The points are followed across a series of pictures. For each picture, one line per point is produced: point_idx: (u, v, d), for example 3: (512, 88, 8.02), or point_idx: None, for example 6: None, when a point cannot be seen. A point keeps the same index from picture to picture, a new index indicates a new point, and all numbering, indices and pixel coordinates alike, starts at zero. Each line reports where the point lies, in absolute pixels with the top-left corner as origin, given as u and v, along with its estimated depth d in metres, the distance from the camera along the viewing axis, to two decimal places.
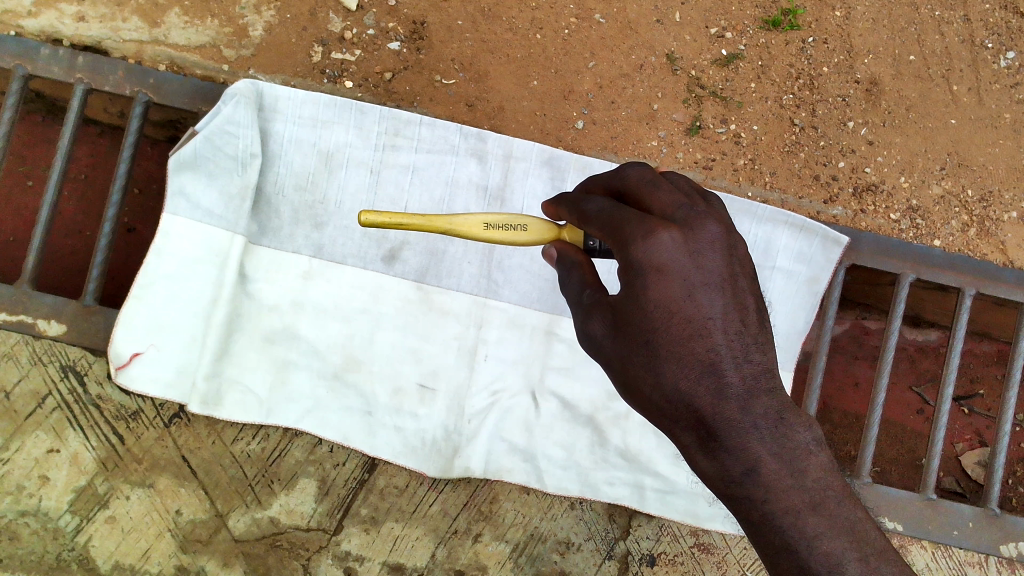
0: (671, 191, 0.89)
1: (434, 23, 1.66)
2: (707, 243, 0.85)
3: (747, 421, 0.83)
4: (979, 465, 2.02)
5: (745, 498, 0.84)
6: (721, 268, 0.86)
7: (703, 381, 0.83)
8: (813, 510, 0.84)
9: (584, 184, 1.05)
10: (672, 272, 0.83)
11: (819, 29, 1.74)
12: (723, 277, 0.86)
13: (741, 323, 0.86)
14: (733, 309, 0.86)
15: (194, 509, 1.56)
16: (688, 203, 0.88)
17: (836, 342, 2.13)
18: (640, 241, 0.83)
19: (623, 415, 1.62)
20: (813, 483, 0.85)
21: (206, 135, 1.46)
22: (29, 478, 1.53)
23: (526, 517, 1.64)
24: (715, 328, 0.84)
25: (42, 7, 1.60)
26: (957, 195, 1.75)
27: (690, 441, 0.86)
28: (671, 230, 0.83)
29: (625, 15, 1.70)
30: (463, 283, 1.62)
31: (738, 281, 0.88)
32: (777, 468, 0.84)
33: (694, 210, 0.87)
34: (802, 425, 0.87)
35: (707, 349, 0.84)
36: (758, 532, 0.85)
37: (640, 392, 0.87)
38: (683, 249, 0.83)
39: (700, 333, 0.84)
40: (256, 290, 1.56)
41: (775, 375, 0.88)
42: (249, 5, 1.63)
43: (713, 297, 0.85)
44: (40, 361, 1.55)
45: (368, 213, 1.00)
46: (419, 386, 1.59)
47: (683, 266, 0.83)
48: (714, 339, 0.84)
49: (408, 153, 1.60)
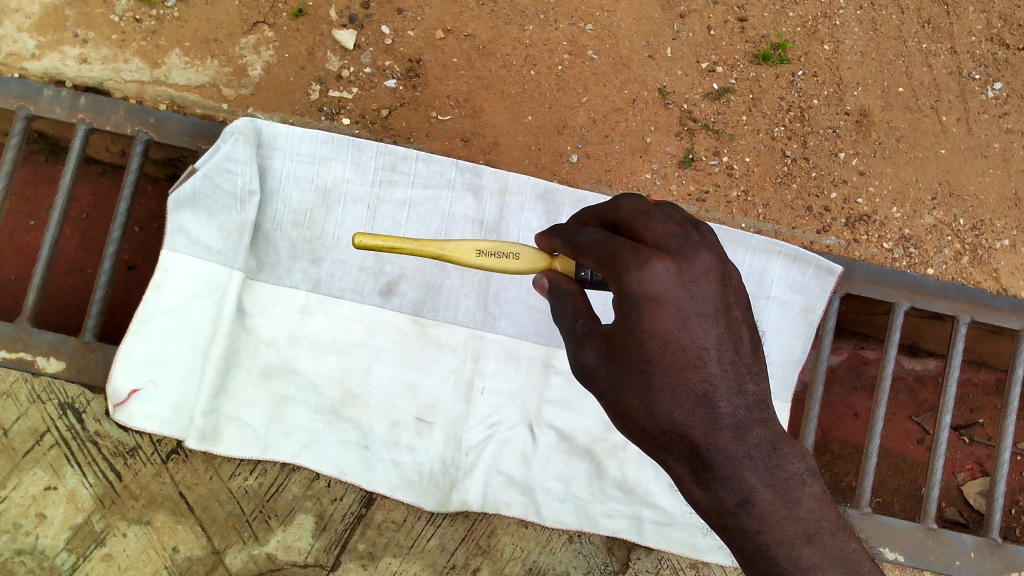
0: (665, 221, 0.90)
1: (429, 61, 1.69)
2: (701, 273, 0.86)
3: (740, 451, 0.84)
4: (981, 495, 2.01)
5: (738, 529, 0.84)
6: (714, 298, 0.87)
7: (697, 412, 0.84)
8: (807, 541, 0.83)
9: (578, 214, 1.06)
10: (666, 302, 0.84)
11: (808, 62, 1.77)
12: (717, 307, 0.87)
13: (735, 353, 0.87)
14: (726, 339, 0.87)
15: (191, 546, 1.56)
16: (682, 233, 0.89)
17: (834, 372, 2.13)
18: (635, 270, 0.84)
19: (620, 447, 1.62)
20: (807, 513, 0.85)
21: (205, 173, 1.48)
22: (26, 515, 1.53)
23: (525, 551, 1.63)
24: (709, 357, 0.85)
25: (46, 50, 1.64)
26: (950, 224, 1.76)
27: (684, 471, 0.86)
28: (665, 260, 0.84)
29: (617, 51, 1.73)
30: (460, 316, 1.63)
31: (731, 311, 0.89)
32: (771, 499, 0.84)
33: (688, 240, 0.88)
34: (797, 455, 0.87)
35: (701, 379, 0.84)
36: (752, 565, 0.84)
37: (634, 422, 0.87)
38: (677, 279, 0.84)
39: (695, 363, 0.84)
40: (253, 325, 1.57)
41: (770, 405, 0.88)
42: (248, 46, 1.66)
43: (707, 327, 0.86)
44: (38, 399, 1.56)
45: (363, 236, 1.01)
46: (417, 420, 1.59)
47: (677, 296, 0.84)
48: (708, 369, 0.85)
49: (405, 188, 1.62)
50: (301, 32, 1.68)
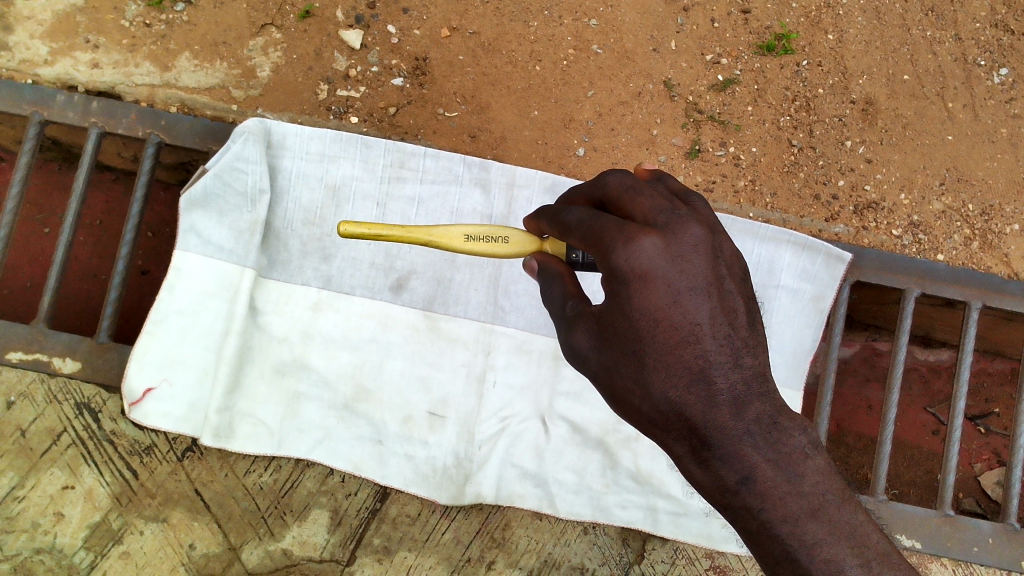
0: (652, 196, 0.90)
1: (435, 59, 1.71)
2: (690, 247, 0.86)
3: (739, 427, 0.82)
4: (1000, 485, 1.98)
5: (741, 508, 0.83)
6: (706, 272, 0.86)
7: (693, 389, 0.83)
8: (812, 516, 0.82)
9: (567, 193, 1.06)
10: (655, 278, 0.83)
11: (813, 52, 1.78)
12: (708, 281, 0.86)
13: (730, 327, 0.86)
14: (720, 313, 0.86)
15: (207, 543, 1.57)
16: (670, 207, 0.88)
17: (847, 364, 2.13)
18: (621, 247, 0.83)
19: (633, 437, 1.62)
20: (811, 488, 0.83)
21: (216, 173, 1.50)
22: (44, 515, 1.54)
23: (540, 543, 1.63)
24: (704, 333, 0.84)
25: (59, 56, 1.66)
26: (958, 210, 1.76)
27: (683, 451, 0.85)
28: (651, 235, 0.83)
29: (622, 46, 1.75)
30: (470, 310, 1.64)
31: (724, 283, 0.88)
32: (773, 475, 0.83)
33: (676, 214, 0.88)
34: (798, 429, 0.86)
35: (696, 356, 0.83)
36: (756, 543, 0.83)
37: (629, 403, 0.87)
38: (666, 253, 0.84)
39: (689, 339, 0.84)
40: (265, 322, 1.58)
41: (769, 379, 0.88)
42: (256, 47, 1.68)
43: (699, 301, 0.85)
44: (55, 399, 1.57)
45: (347, 224, 1.02)
46: (429, 414, 1.60)
47: (666, 271, 0.83)
48: (703, 345, 0.84)
49: (413, 184, 1.63)
50: (308, 33, 1.70)
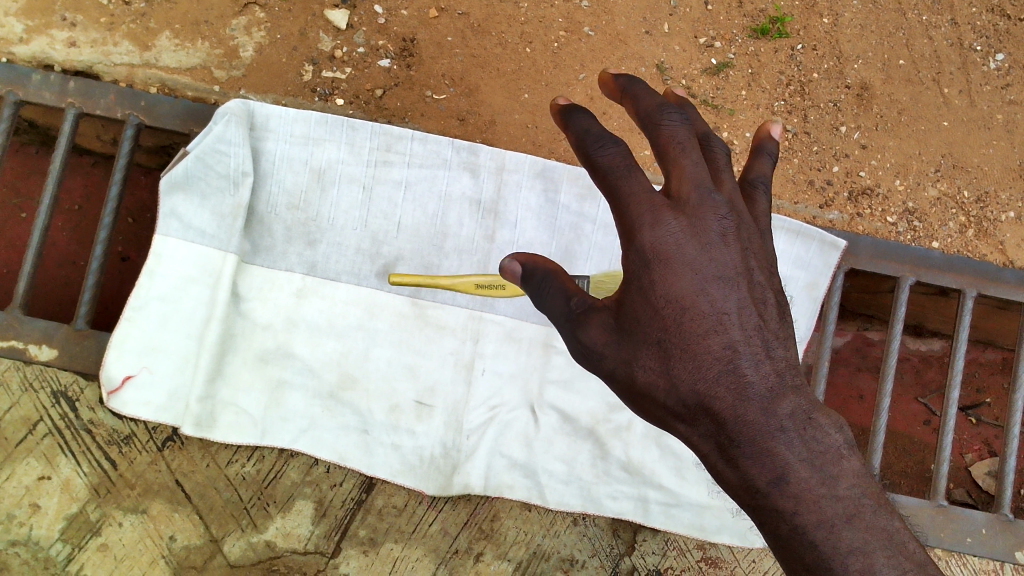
0: (695, 162, 0.86)
1: (424, 40, 1.67)
2: (718, 232, 0.84)
3: (770, 424, 0.79)
4: (990, 476, 1.97)
5: (771, 510, 0.78)
6: (734, 262, 0.84)
7: (721, 380, 0.80)
8: (847, 522, 0.76)
9: (623, 87, 0.95)
10: (678, 262, 0.83)
11: (807, 36, 1.75)
12: (737, 270, 0.84)
13: (759, 320, 0.83)
14: (749, 304, 0.83)
15: (188, 534, 1.53)
16: (706, 183, 0.86)
17: (839, 354, 2.10)
18: (648, 226, 0.83)
19: (624, 427, 1.58)
20: (846, 490, 0.78)
21: (197, 155, 1.46)
22: (19, 506, 1.51)
23: (529, 534, 1.59)
24: (732, 323, 0.82)
25: (34, 33, 1.61)
26: (954, 196, 1.74)
27: (709, 449, 0.82)
28: (674, 214, 0.84)
29: (613, 28, 1.72)
30: (458, 297, 1.59)
31: (754, 274, 0.86)
32: (806, 475, 0.78)
33: (710, 194, 0.85)
34: (833, 426, 0.81)
35: (723, 346, 0.81)
36: (788, 549, 0.77)
37: (650, 400, 0.84)
38: (692, 237, 0.83)
39: (716, 329, 0.81)
40: (248, 309, 1.54)
41: (799, 372, 0.84)
42: (239, 27, 1.64)
43: (727, 291, 0.83)
44: (30, 387, 1.53)
45: None
46: (416, 404, 1.56)
47: (691, 257, 0.83)
48: (730, 335, 0.81)
49: (400, 168, 1.58)
50: (293, 12, 1.65)
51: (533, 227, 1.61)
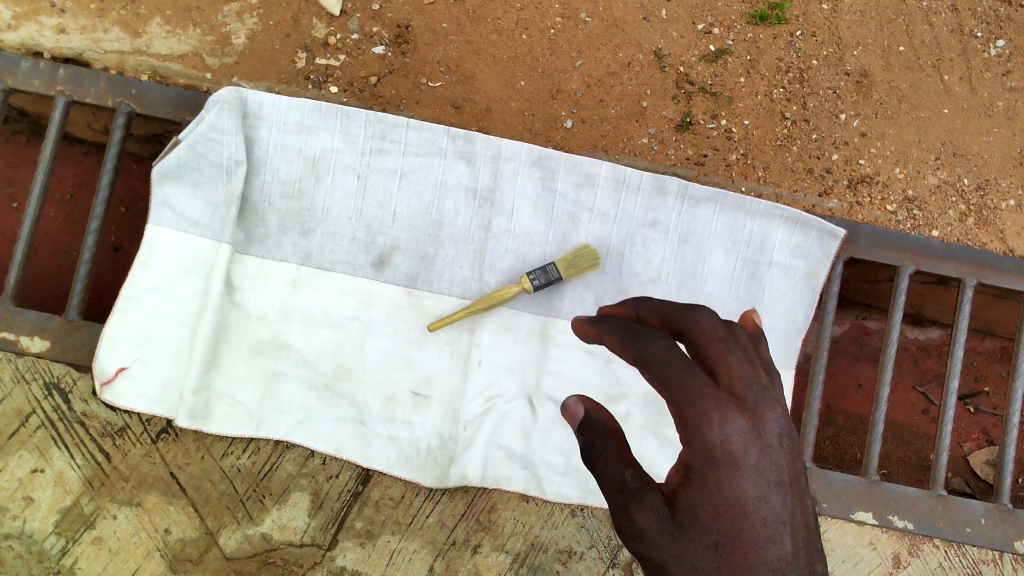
0: (744, 358, 0.79)
1: (418, 27, 1.65)
2: (779, 438, 0.77)
3: None
4: (989, 464, 1.98)
5: None
6: (784, 471, 0.76)
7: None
8: None
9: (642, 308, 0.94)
10: (742, 466, 0.74)
11: (807, 22, 1.73)
12: (791, 487, 0.76)
13: (806, 527, 0.75)
14: (799, 514, 0.75)
15: (184, 527, 1.52)
16: (758, 379, 0.79)
17: (837, 343, 2.10)
18: (716, 426, 0.74)
19: (623, 417, 1.55)
20: None
21: (189, 144, 1.46)
22: (13, 499, 1.49)
23: (527, 526, 1.59)
24: (779, 529, 0.73)
25: (22, 20, 1.59)
26: (954, 184, 1.72)
27: None
28: (741, 417, 0.75)
29: (611, 14, 1.70)
30: (455, 287, 1.57)
31: (805, 489, 0.78)
32: None
33: (766, 392, 0.78)
34: None
35: (770, 554, 0.71)
36: None
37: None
38: (758, 444, 0.75)
39: (767, 536, 0.72)
40: (242, 300, 1.52)
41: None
42: (231, 13, 1.62)
43: (782, 497, 0.75)
44: (22, 378, 1.52)
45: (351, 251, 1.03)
46: (412, 395, 1.54)
47: (754, 460, 0.75)
48: (780, 542, 0.72)
49: (396, 156, 1.56)
50: None
51: (530, 216, 1.57)
